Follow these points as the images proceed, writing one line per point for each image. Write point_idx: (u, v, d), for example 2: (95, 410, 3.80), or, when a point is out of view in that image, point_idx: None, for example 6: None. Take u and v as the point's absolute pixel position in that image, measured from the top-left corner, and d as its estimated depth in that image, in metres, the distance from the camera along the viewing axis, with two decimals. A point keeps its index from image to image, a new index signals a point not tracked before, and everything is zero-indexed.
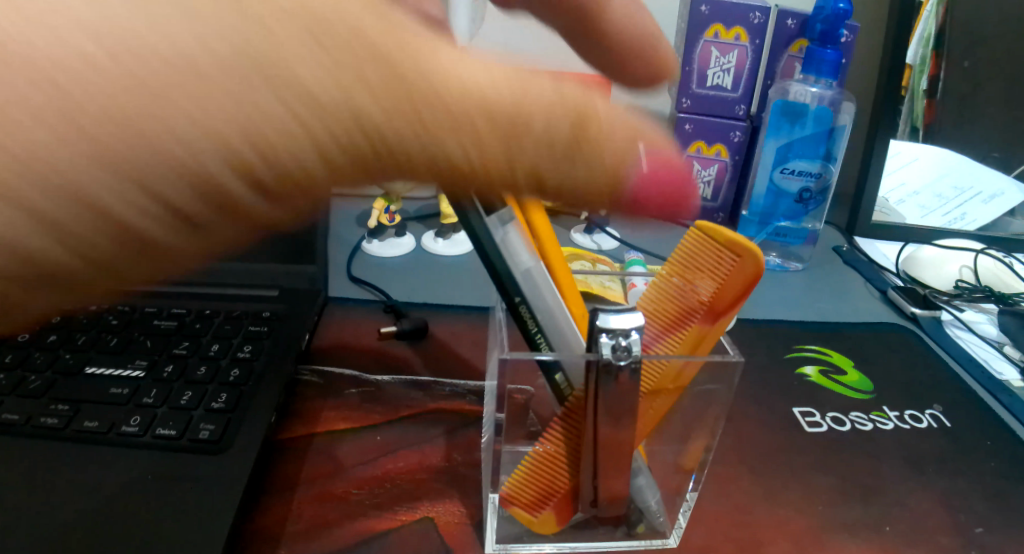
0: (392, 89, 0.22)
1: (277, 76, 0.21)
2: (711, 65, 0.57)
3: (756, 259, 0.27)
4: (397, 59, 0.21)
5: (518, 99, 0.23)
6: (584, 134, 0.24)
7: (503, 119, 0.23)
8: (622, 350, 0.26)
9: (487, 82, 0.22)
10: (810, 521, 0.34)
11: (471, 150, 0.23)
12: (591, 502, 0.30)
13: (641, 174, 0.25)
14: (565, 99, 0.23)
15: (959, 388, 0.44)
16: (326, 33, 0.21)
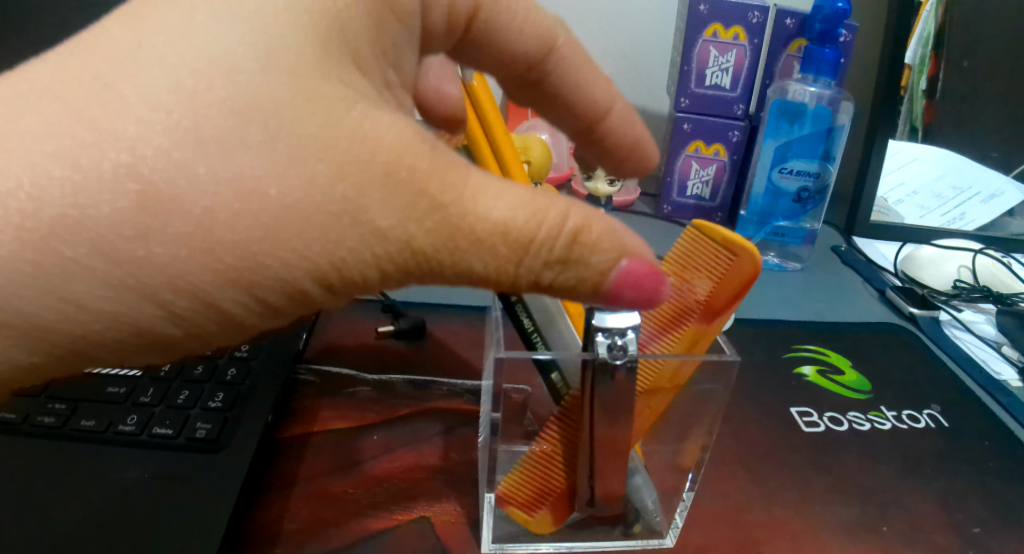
0: (417, 206, 0.22)
1: (342, 200, 0.21)
2: (710, 64, 0.57)
3: (753, 258, 0.26)
4: (426, 179, 0.22)
5: (539, 223, 0.23)
6: (600, 254, 0.24)
7: (523, 242, 0.23)
8: (618, 349, 0.26)
9: (507, 207, 0.23)
10: (808, 521, 0.34)
11: (491, 266, 0.23)
12: (588, 501, 0.30)
13: (630, 275, 0.25)
14: (583, 221, 0.24)
15: (957, 388, 0.44)
16: (374, 168, 0.21)
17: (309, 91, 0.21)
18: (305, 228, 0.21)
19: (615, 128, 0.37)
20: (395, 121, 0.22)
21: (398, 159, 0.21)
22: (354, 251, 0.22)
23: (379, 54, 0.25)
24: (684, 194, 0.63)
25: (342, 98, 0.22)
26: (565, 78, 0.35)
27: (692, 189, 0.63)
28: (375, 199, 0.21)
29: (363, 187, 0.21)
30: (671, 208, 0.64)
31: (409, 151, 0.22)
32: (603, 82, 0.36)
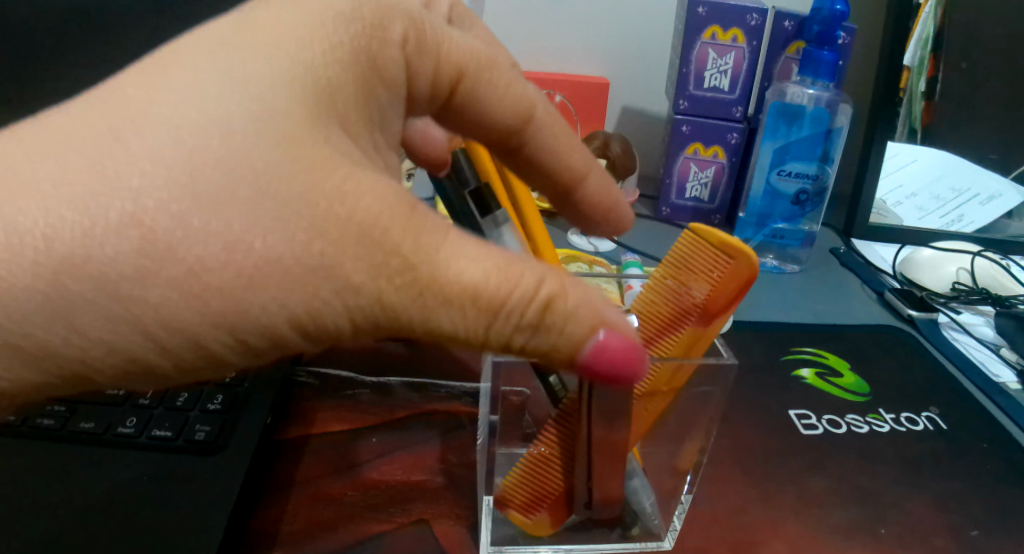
0: (388, 264, 0.21)
1: (322, 253, 0.21)
2: (708, 67, 0.57)
3: (750, 260, 0.27)
4: (397, 239, 0.21)
5: (510, 288, 0.22)
6: (572, 321, 0.23)
7: (492, 306, 0.22)
8: None
9: (480, 269, 0.22)
10: (806, 523, 0.34)
11: (461, 325, 0.22)
12: (586, 505, 0.30)
13: (601, 347, 0.24)
14: (556, 287, 0.23)
15: (955, 390, 0.44)
16: (351, 227, 0.21)
17: (298, 151, 0.21)
18: (288, 277, 0.21)
19: (593, 194, 0.34)
20: (377, 182, 0.22)
21: (370, 222, 0.21)
22: (328, 302, 0.21)
23: (376, 75, 0.25)
24: (683, 196, 0.63)
25: (330, 158, 0.22)
26: (544, 145, 0.32)
27: (691, 191, 0.63)
28: (350, 253, 0.21)
29: (340, 245, 0.21)
30: (670, 210, 0.64)
31: (386, 210, 0.22)
32: (580, 148, 0.33)
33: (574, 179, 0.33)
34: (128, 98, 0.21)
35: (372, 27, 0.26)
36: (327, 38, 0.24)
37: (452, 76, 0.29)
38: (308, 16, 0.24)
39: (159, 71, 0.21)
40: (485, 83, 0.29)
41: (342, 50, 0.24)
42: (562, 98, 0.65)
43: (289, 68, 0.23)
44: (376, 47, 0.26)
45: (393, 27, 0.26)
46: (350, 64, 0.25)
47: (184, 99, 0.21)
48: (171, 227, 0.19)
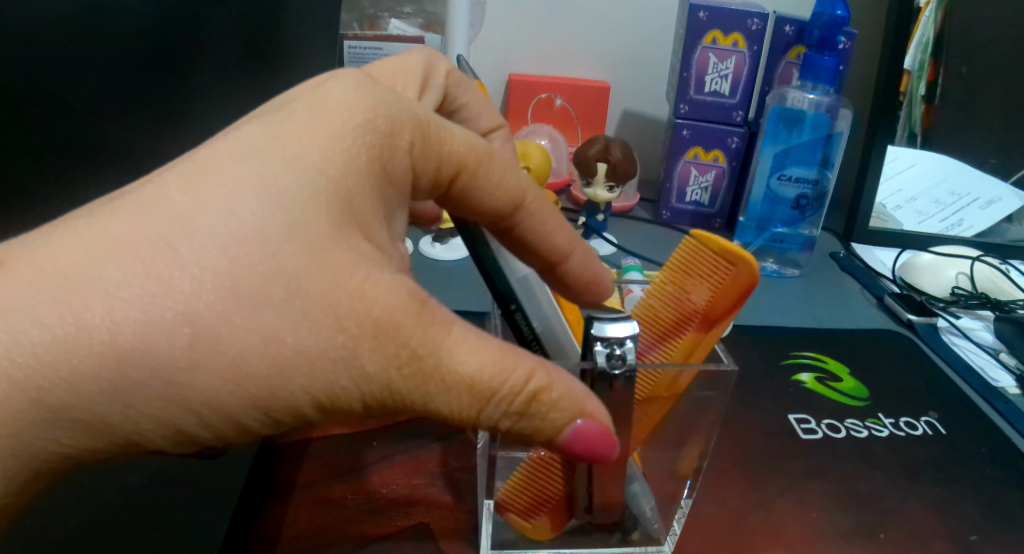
0: (390, 355, 0.21)
1: (345, 347, 0.21)
2: (709, 71, 0.57)
3: (751, 266, 0.27)
4: (406, 336, 0.21)
5: (502, 381, 0.22)
6: (560, 409, 0.23)
7: (482, 397, 0.22)
8: (616, 358, 0.26)
9: (476, 361, 0.22)
10: (805, 529, 0.34)
11: (456, 408, 0.22)
12: (586, 509, 0.30)
13: (582, 435, 0.24)
14: (547, 379, 0.23)
15: (954, 396, 0.44)
16: (367, 323, 0.21)
17: (325, 255, 0.21)
18: (316, 368, 0.21)
19: (575, 274, 0.31)
20: (392, 281, 0.22)
21: (385, 325, 0.21)
22: (347, 389, 0.21)
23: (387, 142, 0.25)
24: (684, 200, 0.63)
25: (354, 263, 0.22)
26: (533, 228, 0.30)
27: (691, 195, 0.63)
28: (366, 346, 0.21)
29: (359, 344, 0.21)
30: (671, 213, 0.64)
31: (401, 312, 0.21)
32: (565, 226, 0.31)
33: (557, 258, 0.31)
34: (170, 204, 0.21)
35: (382, 131, 0.25)
36: (345, 144, 0.24)
37: (446, 172, 0.27)
38: (326, 121, 0.24)
39: (197, 175, 0.21)
40: (482, 178, 0.28)
41: (359, 155, 0.24)
42: (562, 102, 0.65)
43: (314, 176, 0.22)
44: (388, 153, 0.25)
45: (403, 128, 0.25)
46: (363, 166, 0.24)
47: (222, 205, 0.21)
48: (215, 324, 0.20)
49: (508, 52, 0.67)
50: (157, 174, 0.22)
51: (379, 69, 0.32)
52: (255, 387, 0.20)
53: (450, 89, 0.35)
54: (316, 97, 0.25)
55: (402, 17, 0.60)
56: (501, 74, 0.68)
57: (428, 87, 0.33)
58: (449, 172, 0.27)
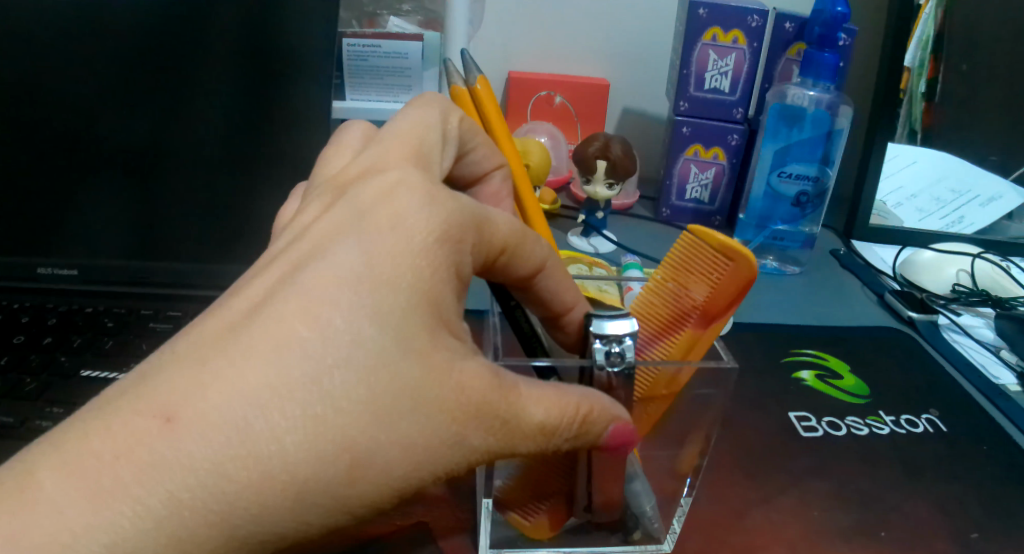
0: (488, 426, 0.23)
1: (457, 433, 0.23)
2: (709, 68, 0.57)
3: (749, 261, 0.27)
4: (495, 406, 0.23)
5: (564, 421, 0.25)
6: (602, 424, 0.25)
7: (547, 436, 0.25)
8: (615, 356, 0.26)
9: (543, 409, 0.24)
10: (807, 527, 0.34)
11: (533, 448, 0.25)
12: (586, 507, 0.30)
13: (618, 435, 0.26)
14: (590, 404, 0.25)
15: (954, 393, 0.44)
16: (470, 404, 0.23)
17: (427, 359, 0.22)
18: (440, 454, 0.22)
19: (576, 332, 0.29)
20: (477, 365, 0.23)
21: (484, 407, 0.23)
22: (460, 462, 0.23)
23: (459, 256, 0.24)
24: (683, 197, 0.63)
25: (450, 363, 0.23)
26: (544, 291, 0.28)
27: (691, 192, 0.63)
28: (472, 427, 0.23)
29: (468, 429, 0.23)
30: (670, 211, 0.64)
31: (492, 392, 0.23)
32: (566, 276, 0.29)
33: (562, 311, 0.29)
34: (269, 317, 0.21)
35: (453, 240, 0.24)
36: (428, 261, 0.23)
37: (490, 255, 0.26)
38: (406, 240, 0.23)
39: (293, 297, 0.22)
40: (521, 254, 0.27)
41: (444, 266, 0.23)
42: (561, 100, 0.65)
43: (411, 295, 0.22)
44: (461, 261, 0.24)
45: (468, 232, 0.24)
46: (444, 278, 0.23)
47: (318, 310, 0.21)
48: (368, 444, 0.21)
49: (507, 51, 0.67)
50: (252, 314, 0.22)
51: (396, 128, 0.27)
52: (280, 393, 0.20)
53: (463, 135, 0.30)
54: (389, 209, 0.23)
55: (400, 15, 0.59)
56: (500, 73, 0.68)
57: (448, 145, 0.28)
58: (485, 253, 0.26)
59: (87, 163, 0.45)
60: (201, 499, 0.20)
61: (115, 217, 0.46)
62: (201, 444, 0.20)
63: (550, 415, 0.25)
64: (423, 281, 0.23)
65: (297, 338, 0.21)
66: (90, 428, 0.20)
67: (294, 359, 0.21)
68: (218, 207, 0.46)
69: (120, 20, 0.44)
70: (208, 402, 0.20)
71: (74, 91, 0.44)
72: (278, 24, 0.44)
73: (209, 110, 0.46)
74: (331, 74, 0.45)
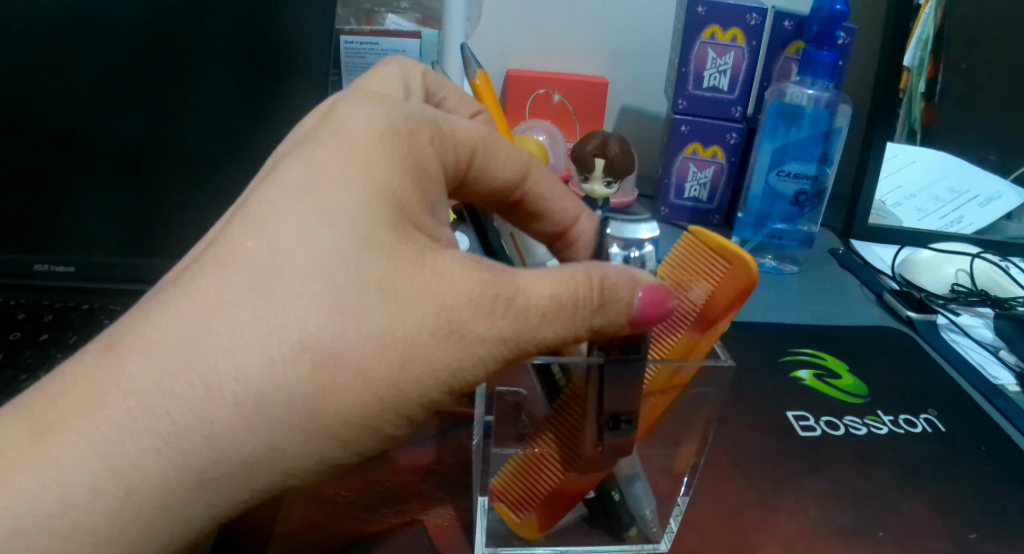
0: (490, 307, 0.23)
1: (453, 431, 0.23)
2: (707, 66, 0.57)
3: (749, 266, 0.27)
4: (492, 286, 0.24)
5: (576, 289, 0.24)
6: (623, 288, 0.25)
7: (569, 307, 0.24)
8: (633, 261, 0.27)
9: (550, 285, 0.24)
10: (802, 525, 0.34)
11: (559, 332, 0.25)
12: (597, 440, 0.28)
13: (647, 303, 0.25)
14: (600, 270, 0.25)
15: (953, 393, 0.44)
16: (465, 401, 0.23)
17: (410, 316, 0.23)
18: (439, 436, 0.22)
19: (586, 237, 0.32)
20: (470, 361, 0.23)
21: (477, 292, 0.23)
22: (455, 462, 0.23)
23: (414, 150, 0.25)
24: (682, 196, 0.63)
25: (420, 253, 0.24)
26: (542, 197, 0.31)
27: (689, 191, 0.63)
28: (468, 313, 0.23)
29: (462, 312, 0.23)
30: (668, 210, 0.64)
31: (479, 282, 0.24)
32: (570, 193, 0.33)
33: (567, 224, 0.32)
34: (245, 252, 0.22)
35: (403, 132, 0.25)
36: (379, 155, 0.24)
37: (461, 157, 0.28)
38: (352, 140, 0.24)
39: (255, 225, 0.23)
40: (494, 154, 0.30)
41: (392, 153, 0.25)
42: (559, 98, 0.65)
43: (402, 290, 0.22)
44: (418, 152, 0.26)
45: (420, 128, 0.26)
46: (398, 165, 0.25)
47: (289, 235, 0.23)
48: None
49: (506, 50, 0.67)
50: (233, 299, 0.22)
51: (365, 83, 0.30)
52: (281, 378, 0.21)
53: (429, 88, 0.33)
54: (332, 122, 0.25)
55: (398, 12, 0.59)
56: (499, 71, 0.68)
57: (412, 95, 0.31)
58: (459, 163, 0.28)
59: (83, 160, 0.45)
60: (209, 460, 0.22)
61: (110, 214, 0.46)
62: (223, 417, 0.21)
63: (563, 299, 0.24)
64: (376, 166, 0.24)
65: (270, 272, 0.22)
66: (101, 420, 0.21)
67: (274, 297, 0.22)
68: (213, 204, 0.46)
69: (116, 15, 0.43)
70: (212, 366, 0.21)
71: (71, 88, 0.44)
72: (276, 22, 0.44)
73: (205, 108, 0.45)
74: (327, 72, 0.45)
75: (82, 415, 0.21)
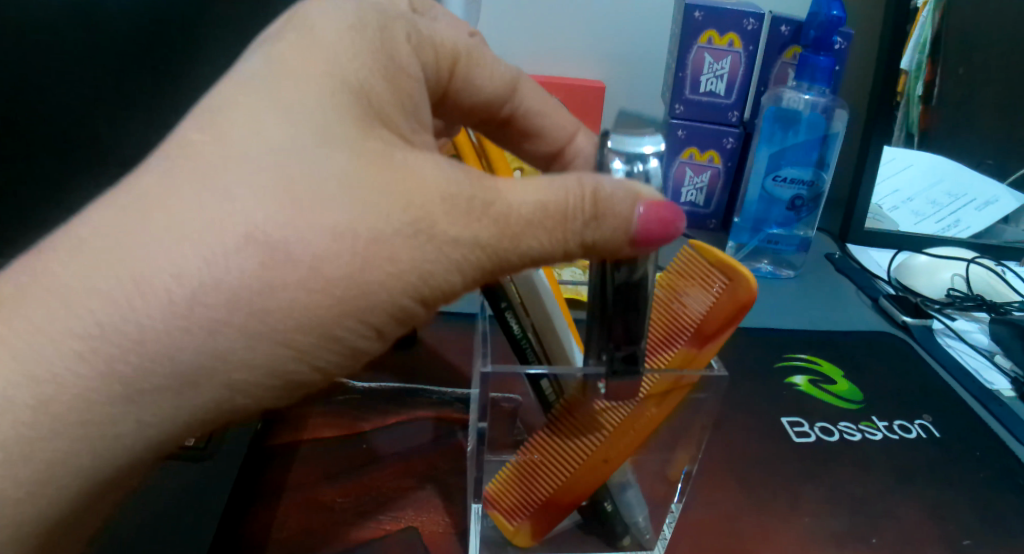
0: (464, 210, 0.23)
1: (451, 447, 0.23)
2: (704, 71, 0.57)
3: (748, 283, 0.27)
4: (470, 190, 0.24)
5: (563, 195, 0.24)
6: (619, 201, 0.24)
7: (556, 215, 0.24)
8: (637, 175, 0.25)
9: (536, 194, 0.24)
10: (795, 531, 0.34)
11: (546, 244, 0.24)
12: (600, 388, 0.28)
13: (648, 220, 0.24)
14: (594, 181, 0.24)
15: (947, 398, 0.44)
16: None
17: None
18: None
19: (583, 153, 0.35)
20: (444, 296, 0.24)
21: (452, 192, 0.23)
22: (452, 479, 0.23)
23: (386, 44, 0.26)
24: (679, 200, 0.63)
25: (387, 151, 0.24)
26: (533, 108, 0.34)
27: (686, 196, 0.63)
28: (440, 211, 0.23)
29: (434, 211, 0.23)
30: None
31: (456, 183, 0.24)
32: (564, 113, 0.36)
33: (563, 143, 0.36)
34: (195, 145, 0.22)
35: (373, 26, 0.26)
36: (346, 42, 0.25)
37: (447, 63, 0.30)
38: (324, 36, 0.25)
39: (215, 130, 0.22)
40: (476, 65, 0.31)
41: (362, 48, 0.25)
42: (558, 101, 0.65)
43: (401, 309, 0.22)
44: (392, 47, 0.26)
45: (394, 25, 0.27)
46: (370, 61, 0.25)
47: (249, 133, 0.22)
48: None
49: (505, 53, 0.67)
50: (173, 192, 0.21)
51: None
52: (254, 307, 0.21)
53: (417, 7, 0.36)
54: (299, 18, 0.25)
55: None
56: None
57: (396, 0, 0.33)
58: (446, 73, 0.30)
59: None
60: (195, 414, 0.22)
61: None
62: (194, 367, 0.21)
63: (547, 207, 0.24)
64: (353, 54, 0.25)
65: (221, 166, 0.21)
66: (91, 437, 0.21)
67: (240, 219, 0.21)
68: None
69: None
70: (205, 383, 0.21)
71: None
72: None
73: None
74: None
75: (67, 429, 0.21)
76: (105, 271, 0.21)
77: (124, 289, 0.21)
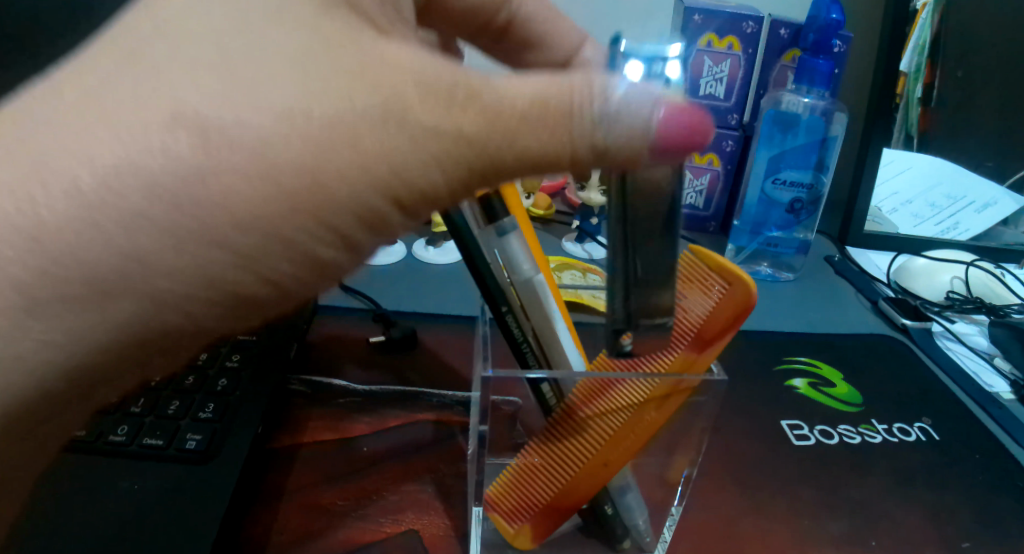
0: (452, 100, 0.24)
1: None
2: (703, 74, 0.57)
3: (747, 287, 0.28)
4: (464, 82, 0.24)
5: (567, 90, 0.24)
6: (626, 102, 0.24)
7: (558, 109, 0.24)
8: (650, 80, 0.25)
9: (535, 86, 0.24)
10: (794, 533, 0.34)
11: (544, 143, 0.24)
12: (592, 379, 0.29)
13: (658, 122, 0.24)
14: (602, 79, 0.24)
15: (946, 401, 0.44)
16: None
17: None
18: None
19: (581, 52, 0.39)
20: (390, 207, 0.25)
21: (437, 82, 0.24)
22: None
23: None
24: None
25: (372, 45, 0.24)
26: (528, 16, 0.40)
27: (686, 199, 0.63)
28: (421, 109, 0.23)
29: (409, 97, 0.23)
30: None
31: (441, 77, 0.24)
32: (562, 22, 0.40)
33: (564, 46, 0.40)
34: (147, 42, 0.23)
35: None
36: None
37: None
38: None
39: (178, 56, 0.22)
40: None
41: None
42: None
43: None
44: None
45: None
46: None
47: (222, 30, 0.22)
48: None
49: None
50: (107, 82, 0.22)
51: None
52: (179, 200, 0.22)
53: None
54: None
55: None
56: None
57: None
58: None
59: None
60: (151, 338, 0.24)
61: None
62: (113, 272, 0.22)
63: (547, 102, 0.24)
64: None
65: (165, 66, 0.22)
66: None
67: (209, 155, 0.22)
68: None
69: None
70: None
71: None
72: None
73: None
74: None
75: None
76: (32, 182, 0.21)
77: (63, 212, 0.21)
